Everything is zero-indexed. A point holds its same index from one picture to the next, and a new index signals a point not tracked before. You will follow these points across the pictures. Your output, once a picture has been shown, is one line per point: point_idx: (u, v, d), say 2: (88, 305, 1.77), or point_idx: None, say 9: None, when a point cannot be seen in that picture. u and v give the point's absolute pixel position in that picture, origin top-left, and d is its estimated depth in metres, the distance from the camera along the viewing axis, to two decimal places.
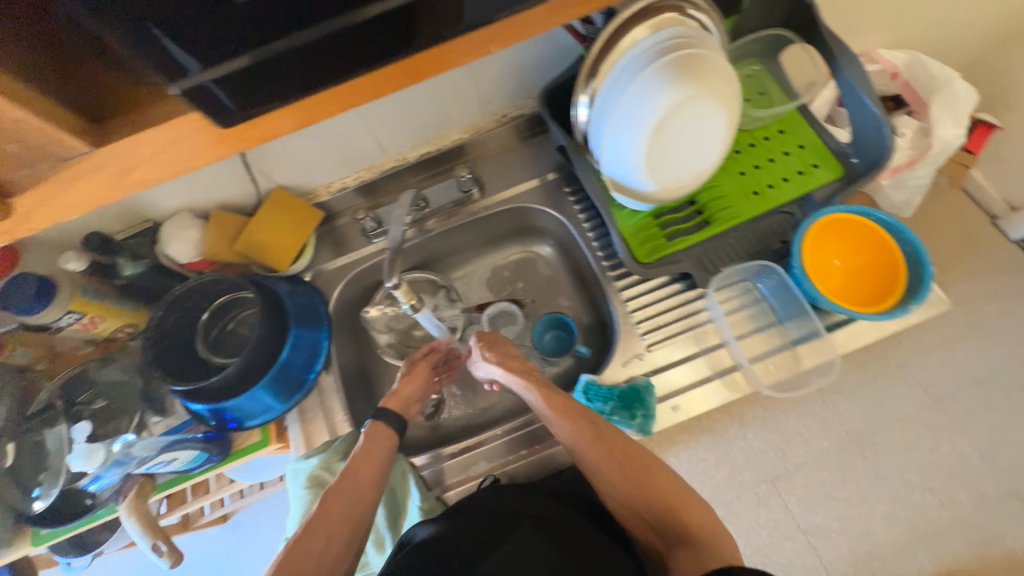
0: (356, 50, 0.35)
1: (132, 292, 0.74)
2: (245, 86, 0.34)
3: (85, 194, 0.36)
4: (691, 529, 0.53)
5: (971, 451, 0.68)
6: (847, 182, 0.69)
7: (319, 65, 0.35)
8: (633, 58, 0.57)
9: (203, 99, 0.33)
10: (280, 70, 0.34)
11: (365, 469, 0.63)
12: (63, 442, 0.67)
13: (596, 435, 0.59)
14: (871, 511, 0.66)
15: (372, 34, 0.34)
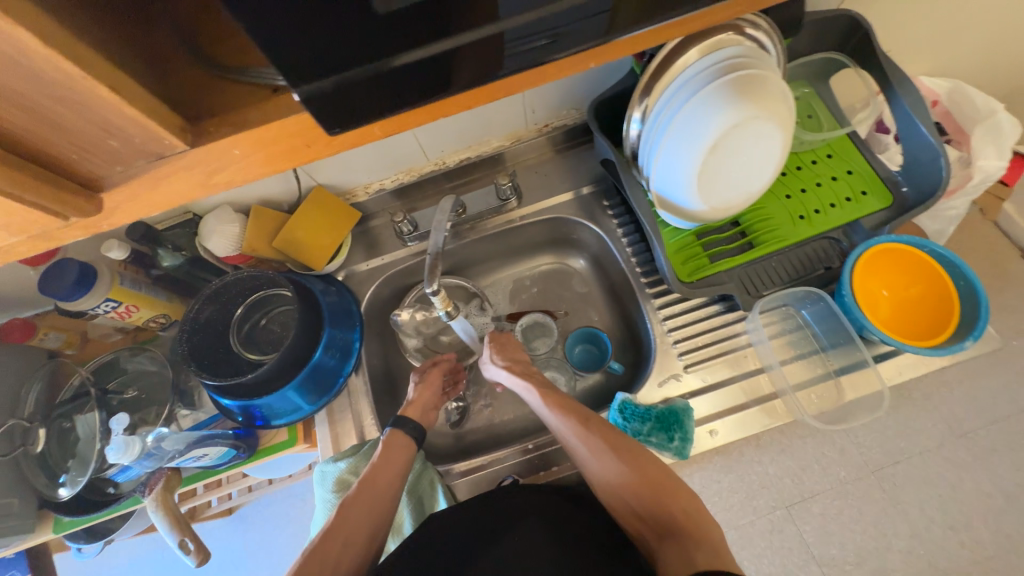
0: (447, 76, 0.27)
1: (166, 283, 0.74)
2: (354, 96, 0.26)
3: (158, 201, 0.28)
4: (677, 520, 0.50)
5: (997, 489, 0.62)
6: (897, 212, 0.67)
7: (398, 92, 0.27)
8: (689, 78, 0.57)
9: (322, 109, 0.26)
10: (395, 83, 0.27)
11: (384, 471, 0.61)
12: (93, 431, 0.67)
13: (585, 427, 0.59)
14: (891, 546, 0.61)
15: (472, 59, 0.27)
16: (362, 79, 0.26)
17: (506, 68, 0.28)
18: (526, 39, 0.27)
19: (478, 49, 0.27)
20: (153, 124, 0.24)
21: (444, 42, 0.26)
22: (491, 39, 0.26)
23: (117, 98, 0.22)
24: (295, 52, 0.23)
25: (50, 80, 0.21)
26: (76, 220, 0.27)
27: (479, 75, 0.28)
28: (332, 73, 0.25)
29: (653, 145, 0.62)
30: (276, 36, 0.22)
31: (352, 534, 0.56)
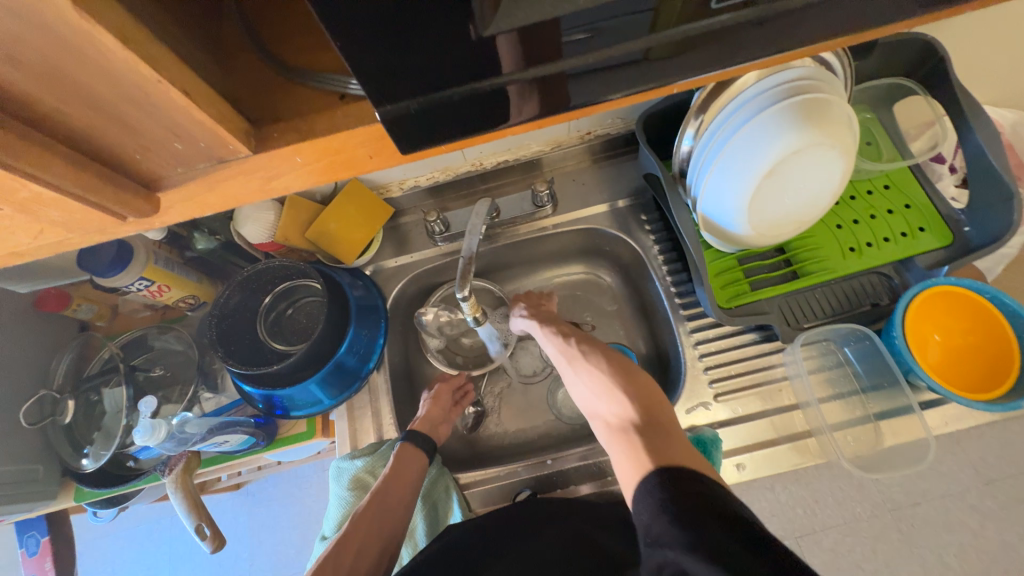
0: (532, 102, 0.26)
1: (198, 264, 0.74)
2: (445, 118, 0.25)
3: (209, 200, 0.27)
4: (648, 416, 0.51)
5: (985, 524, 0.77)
6: (955, 254, 0.63)
7: (480, 117, 0.26)
8: (751, 99, 0.54)
9: (402, 130, 0.25)
10: (484, 107, 0.25)
11: (397, 488, 0.62)
12: (118, 407, 0.68)
13: (568, 342, 0.63)
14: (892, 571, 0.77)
15: (559, 88, 0.26)
16: (450, 101, 0.24)
17: (593, 99, 0.27)
18: (619, 72, 0.26)
19: (568, 77, 0.25)
20: (220, 128, 0.23)
21: (537, 69, 0.24)
22: (584, 68, 0.25)
23: (187, 102, 0.21)
24: (385, 70, 0.22)
25: (122, 79, 0.20)
26: (130, 218, 0.26)
27: (563, 102, 0.27)
28: (419, 95, 0.24)
29: (704, 164, 0.59)
30: (371, 55, 0.21)
31: (364, 546, 0.58)
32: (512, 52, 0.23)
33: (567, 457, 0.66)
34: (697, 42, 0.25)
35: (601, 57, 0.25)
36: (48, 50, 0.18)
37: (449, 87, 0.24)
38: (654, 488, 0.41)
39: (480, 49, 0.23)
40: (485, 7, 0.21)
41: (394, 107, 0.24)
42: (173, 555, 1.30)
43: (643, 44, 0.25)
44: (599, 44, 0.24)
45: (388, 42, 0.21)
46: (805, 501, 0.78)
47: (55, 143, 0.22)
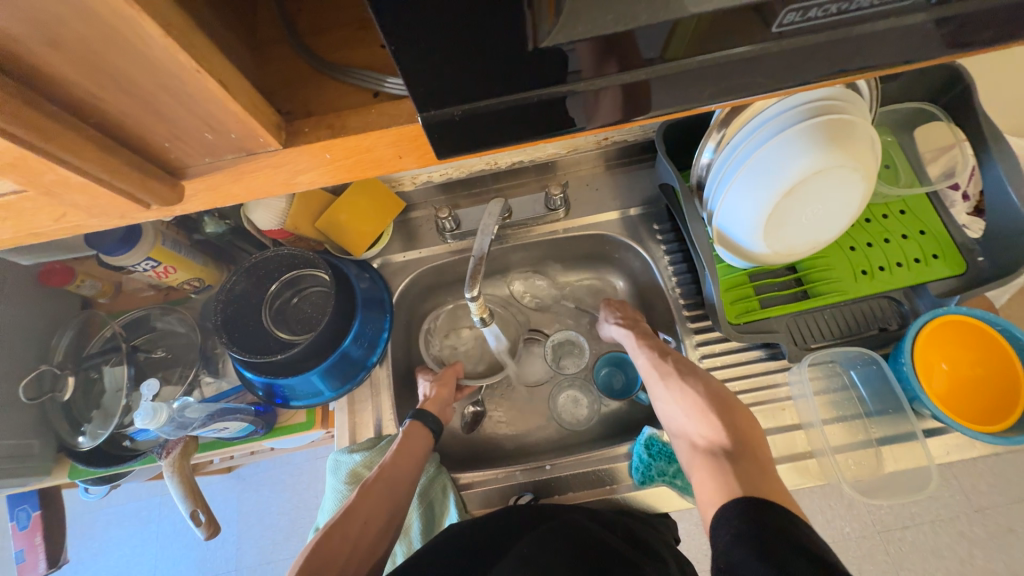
0: (572, 118, 0.26)
1: (206, 247, 0.74)
2: (483, 127, 0.25)
3: (231, 191, 0.27)
4: (739, 445, 0.55)
5: None
6: (968, 283, 0.63)
7: (523, 128, 0.26)
8: (775, 115, 0.54)
9: (440, 136, 0.25)
10: (522, 118, 0.25)
11: (402, 469, 0.61)
12: (118, 385, 0.67)
13: (662, 358, 0.65)
14: None
15: (600, 104, 0.26)
16: (493, 111, 0.24)
17: (636, 116, 0.27)
18: (664, 92, 0.26)
19: (612, 92, 0.25)
20: (254, 121, 0.23)
21: (584, 83, 0.24)
22: (627, 85, 0.25)
23: (224, 94, 0.21)
24: (429, 76, 0.22)
25: (164, 68, 0.19)
26: (153, 205, 0.26)
27: (603, 118, 0.27)
28: (464, 103, 0.24)
29: (724, 178, 0.58)
30: (419, 57, 0.21)
31: (369, 520, 0.58)
32: (559, 65, 0.23)
33: (565, 464, 0.67)
34: (739, 66, 0.25)
35: (648, 75, 0.25)
36: (90, 35, 0.18)
37: (492, 97, 0.24)
38: (734, 516, 0.46)
39: (531, 64, 0.22)
40: (542, 20, 0.21)
41: (435, 113, 0.23)
42: (160, 534, 1.30)
43: (696, 63, 0.25)
44: (647, 62, 0.24)
45: (438, 50, 0.21)
46: None
47: (84, 126, 0.21)
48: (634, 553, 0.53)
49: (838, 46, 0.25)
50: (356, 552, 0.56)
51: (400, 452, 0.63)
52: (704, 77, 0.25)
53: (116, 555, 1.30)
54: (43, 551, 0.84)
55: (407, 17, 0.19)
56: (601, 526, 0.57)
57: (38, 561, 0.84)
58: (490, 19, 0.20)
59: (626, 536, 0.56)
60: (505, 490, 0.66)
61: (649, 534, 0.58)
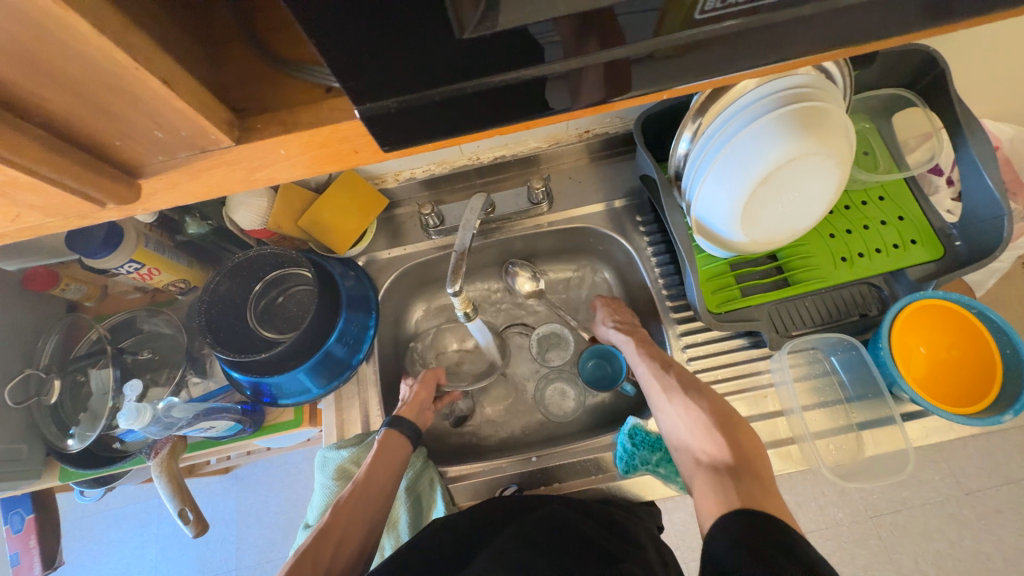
0: (514, 107, 0.26)
1: (190, 248, 0.74)
2: (429, 119, 0.25)
3: (189, 189, 0.27)
4: (741, 461, 0.55)
5: None
6: (945, 268, 0.64)
7: (463, 118, 0.26)
8: (747, 104, 0.54)
9: (385, 128, 0.25)
10: (469, 106, 0.25)
11: (380, 478, 0.62)
12: (105, 387, 0.68)
13: (666, 372, 0.65)
14: None
15: (541, 92, 0.26)
16: (431, 102, 0.24)
17: (581, 103, 0.27)
18: (606, 79, 0.26)
19: (551, 81, 0.25)
20: (200, 118, 0.23)
21: (517, 72, 0.24)
22: (569, 71, 0.25)
23: (166, 91, 0.21)
24: (368, 69, 0.22)
25: (102, 66, 0.19)
26: (109, 205, 0.26)
27: (553, 106, 0.27)
28: (401, 95, 0.24)
29: (700, 168, 0.59)
30: (354, 49, 0.21)
31: (349, 531, 0.58)
32: (495, 53, 0.23)
33: (551, 455, 0.68)
34: (680, 51, 0.25)
35: (584, 63, 0.25)
36: (23, 36, 0.18)
37: (434, 88, 0.24)
38: (730, 524, 0.47)
39: (461, 52, 0.23)
40: (464, 8, 0.21)
41: (375, 104, 0.24)
42: (159, 535, 1.31)
43: (624, 53, 0.25)
44: (584, 50, 0.24)
45: (371, 43, 0.21)
46: None
47: (30, 127, 0.21)
48: (613, 540, 0.54)
49: (784, 30, 0.26)
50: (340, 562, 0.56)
51: (377, 461, 0.63)
52: (647, 64, 0.26)
53: (116, 557, 1.31)
54: (37, 553, 0.84)
55: (335, 12, 0.19)
56: (580, 514, 0.58)
57: (34, 564, 0.84)
58: (418, 12, 0.20)
59: (606, 523, 0.58)
60: (492, 482, 0.67)
61: (630, 521, 0.59)
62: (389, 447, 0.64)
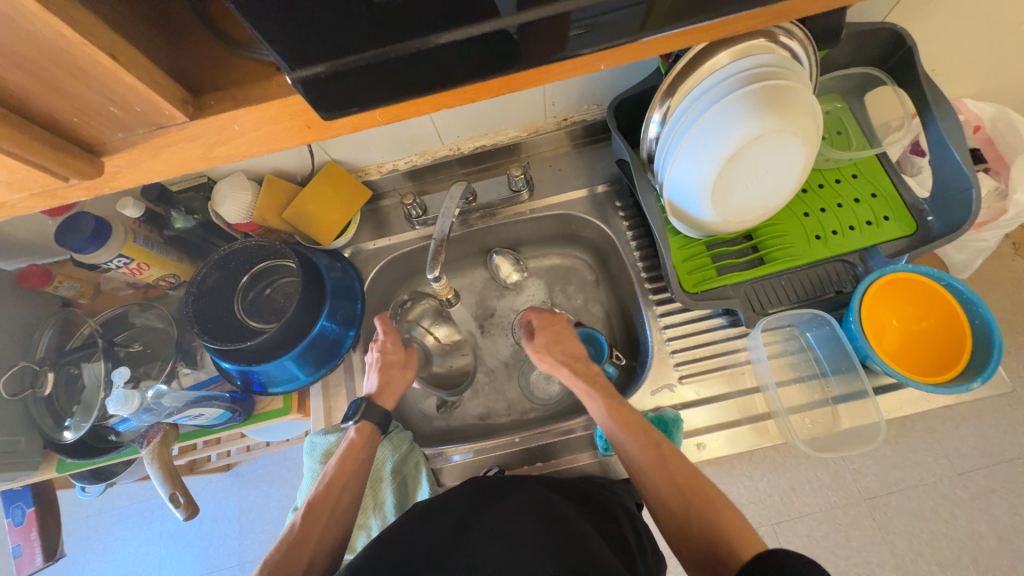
0: (446, 73, 0.27)
1: (178, 244, 0.75)
2: (369, 84, 0.27)
3: (150, 168, 0.29)
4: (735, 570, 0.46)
5: (942, 504, 0.81)
6: (917, 242, 0.65)
7: (395, 83, 0.27)
8: (713, 84, 0.55)
9: (330, 95, 0.27)
10: (409, 70, 0.27)
11: (352, 479, 0.61)
12: (97, 379, 0.69)
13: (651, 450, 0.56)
14: (860, 553, 0.81)
15: (471, 58, 0.27)
16: (361, 66, 0.26)
17: (512, 69, 0.29)
18: (534, 44, 0.27)
19: (477, 46, 0.26)
20: (152, 94, 0.25)
21: (445, 36, 0.25)
22: (500, 37, 0.26)
23: (115, 66, 0.23)
24: (305, 38, 0.24)
25: (52, 44, 0.21)
26: (75, 181, 0.28)
27: (493, 73, 0.28)
28: (331, 59, 0.25)
29: (669, 150, 0.60)
30: (286, 18, 0.23)
31: (324, 531, 0.57)
32: (421, 13, 0.24)
33: (533, 436, 0.70)
34: (603, 14, 0.27)
35: (510, 27, 0.26)
36: None
37: (369, 53, 0.25)
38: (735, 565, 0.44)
39: (385, 14, 0.24)
40: None
41: (315, 69, 0.25)
42: (163, 532, 1.33)
43: (543, 15, 0.26)
44: (507, 12, 0.25)
45: (300, 10, 0.23)
46: (779, 490, 0.83)
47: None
48: (588, 520, 0.55)
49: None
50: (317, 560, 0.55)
51: (349, 457, 0.62)
52: (573, 32, 0.27)
53: (122, 556, 1.33)
54: (39, 546, 0.87)
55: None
56: (558, 494, 0.60)
57: (34, 556, 0.88)
58: None
59: (582, 499, 0.60)
60: (477, 460, 0.69)
61: (608, 497, 0.61)
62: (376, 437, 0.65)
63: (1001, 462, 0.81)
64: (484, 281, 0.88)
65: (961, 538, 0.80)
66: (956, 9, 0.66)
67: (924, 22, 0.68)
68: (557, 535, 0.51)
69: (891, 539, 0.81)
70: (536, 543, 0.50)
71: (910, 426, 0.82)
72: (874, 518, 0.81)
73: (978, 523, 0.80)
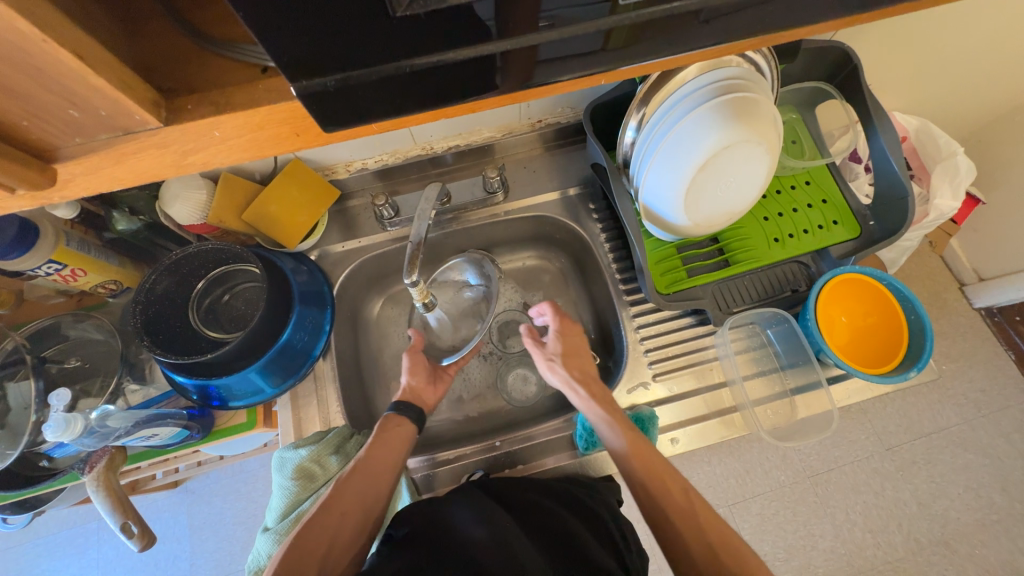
0: (450, 88, 0.26)
1: (120, 247, 0.68)
2: (369, 97, 0.25)
3: (111, 176, 0.26)
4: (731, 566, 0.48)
5: (879, 480, 0.89)
6: (862, 245, 0.71)
7: (399, 96, 0.26)
8: (686, 94, 0.57)
9: (330, 106, 0.25)
10: (414, 84, 0.25)
11: (369, 483, 0.58)
12: (20, 403, 0.61)
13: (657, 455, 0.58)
14: (807, 527, 0.88)
15: (476, 73, 0.26)
16: (366, 80, 0.24)
17: (515, 85, 0.28)
18: (540, 60, 0.27)
19: (483, 62, 0.25)
20: (121, 95, 0.22)
21: (452, 53, 0.24)
22: (504, 54, 0.25)
23: (81, 66, 0.20)
24: (299, 48, 0.22)
25: (3, 42, 0.19)
26: (21, 190, 0.24)
27: (493, 86, 0.28)
28: (338, 72, 0.24)
29: (646, 156, 0.61)
30: (280, 28, 0.21)
31: (348, 512, 0.55)
32: (429, 30, 0.23)
33: (515, 439, 0.71)
34: (603, 36, 0.27)
35: (515, 46, 0.25)
36: None
37: (370, 67, 0.24)
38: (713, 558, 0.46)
39: (395, 30, 0.23)
40: None
41: (315, 81, 0.23)
42: (98, 559, 1.22)
43: (554, 36, 0.25)
44: (516, 30, 0.25)
45: (299, 21, 0.21)
46: (737, 474, 0.89)
47: None
48: (584, 527, 0.56)
49: (704, 20, 0.28)
50: (338, 548, 0.52)
51: (381, 436, 0.62)
52: (572, 53, 0.27)
53: None
54: None
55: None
56: (546, 496, 0.60)
57: None
58: None
59: (568, 502, 0.60)
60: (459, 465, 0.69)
61: (590, 495, 0.63)
62: (402, 409, 0.65)
63: (922, 436, 0.90)
64: None
65: (895, 512, 0.88)
66: (894, 31, 0.72)
67: (867, 42, 0.74)
68: (558, 546, 0.53)
69: (833, 513, 0.88)
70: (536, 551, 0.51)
71: (848, 410, 0.91)
72: (817, 493, 0.89)
73: (910, 497, 0.88)
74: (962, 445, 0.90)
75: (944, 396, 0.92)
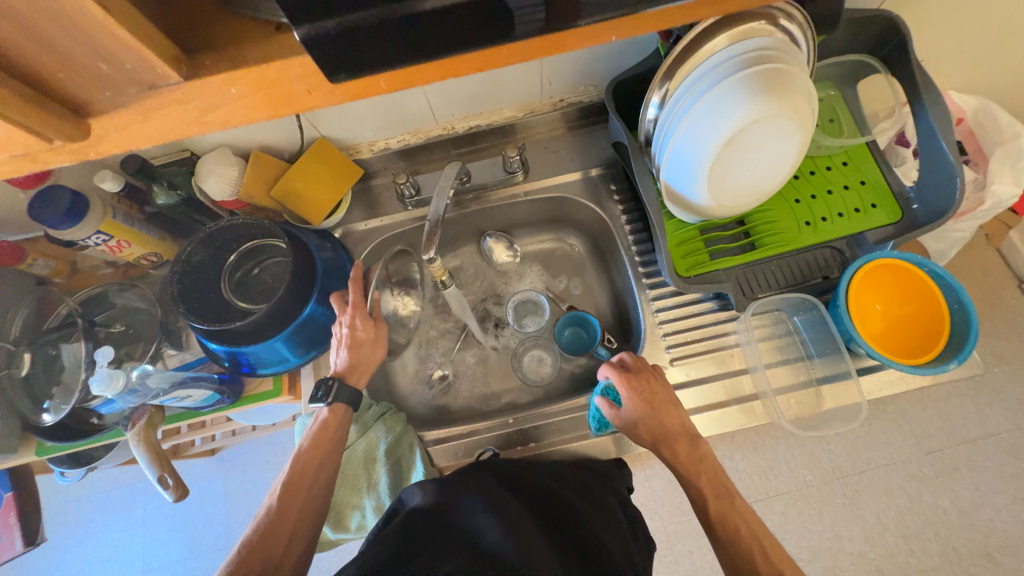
0: (452, 35, 0.26)
1: (161, 221, 0.72)
2: (371, 42, 0.25)
3: (137, 133, 0.28)
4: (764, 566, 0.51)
5: (916, 485, 0.84)
6: (902, 230, 0.66)
7: (401, 43, 0.26)
8: (714, 67, 0.55)
9: (334, 52, 0.25)
10: (415, 28, 0.25)
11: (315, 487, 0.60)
12: (73, 362, 0.67)
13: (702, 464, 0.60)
14: (834, 528, 0.85)
15: (478, 19, 0.26)
16: (368, 25, 0.24)
17: (519, 36, 0.28)
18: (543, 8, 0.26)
19: (484, 7, 0.25)
20: (143, 49, 0.24)
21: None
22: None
23: (105, 17, 0.22)
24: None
25: None
26: (59, 144, 0.27)
27: (496, 37, 0.27)
28: (340, 16, 0.24)
29: (668, 132, 0.60)
30: None
31: (296, 525, 0.57)
32: None
33: (527, 417, 0.71)
34: None
35: None
36: None
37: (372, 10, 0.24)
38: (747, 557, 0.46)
39: None
40: None
41: (318, 26, 0.24)
42: (145, 517, 1.32)
43: None
44: None
45: None
46: (760, 470, 0.87)
47: None
48: (595, 517, 0.57)
49: None
50: (292, 556, 0.55)
51: (318, 440, 0.61)
52: (576, 4, 0.27)
53: (103, 539, 1.31)
54: (19, 530, 0.89)
55: None
56: (558, 482, 0.61)
57: (15, 541, 0.89)
58: None
59: (578, 489, 0.61)
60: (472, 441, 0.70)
61: (600, 484, 0.63)
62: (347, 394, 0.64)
63: (967, 442, 0.85)
64: (477, 261, 0.88)
65: (933, 519, 0.83)
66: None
67: (918, 11, 0.69)
68: (573, 541, 0.53)
69: (863, 516, 0.84)
70: (549, 540, 0.51)
71: (885, 410, 0.86)
72: (847, 495, 0.85)
73: (950, 504, 0.83)
74: (1012, 453, 0.84)
75: (995, 401, 0.86)
